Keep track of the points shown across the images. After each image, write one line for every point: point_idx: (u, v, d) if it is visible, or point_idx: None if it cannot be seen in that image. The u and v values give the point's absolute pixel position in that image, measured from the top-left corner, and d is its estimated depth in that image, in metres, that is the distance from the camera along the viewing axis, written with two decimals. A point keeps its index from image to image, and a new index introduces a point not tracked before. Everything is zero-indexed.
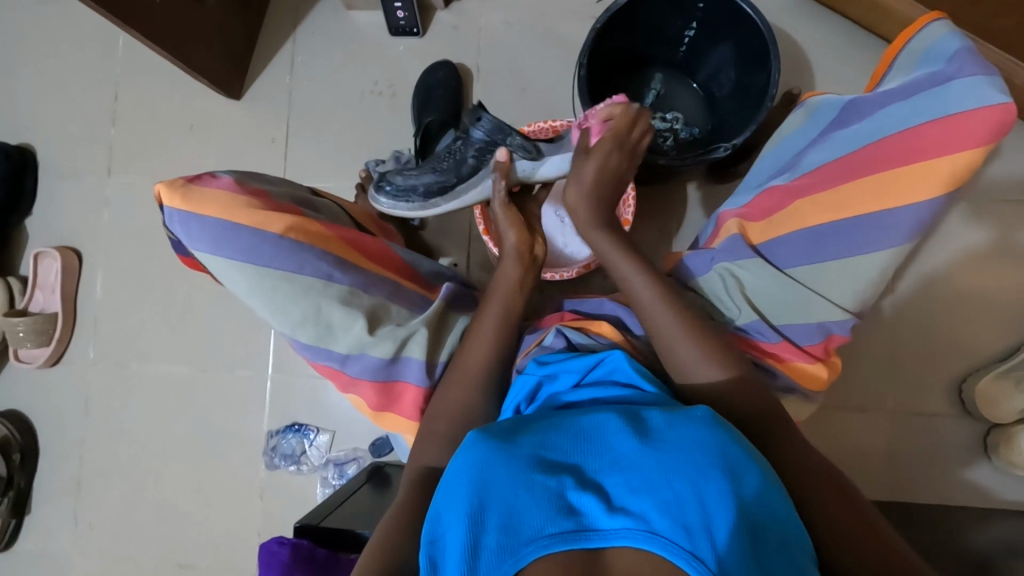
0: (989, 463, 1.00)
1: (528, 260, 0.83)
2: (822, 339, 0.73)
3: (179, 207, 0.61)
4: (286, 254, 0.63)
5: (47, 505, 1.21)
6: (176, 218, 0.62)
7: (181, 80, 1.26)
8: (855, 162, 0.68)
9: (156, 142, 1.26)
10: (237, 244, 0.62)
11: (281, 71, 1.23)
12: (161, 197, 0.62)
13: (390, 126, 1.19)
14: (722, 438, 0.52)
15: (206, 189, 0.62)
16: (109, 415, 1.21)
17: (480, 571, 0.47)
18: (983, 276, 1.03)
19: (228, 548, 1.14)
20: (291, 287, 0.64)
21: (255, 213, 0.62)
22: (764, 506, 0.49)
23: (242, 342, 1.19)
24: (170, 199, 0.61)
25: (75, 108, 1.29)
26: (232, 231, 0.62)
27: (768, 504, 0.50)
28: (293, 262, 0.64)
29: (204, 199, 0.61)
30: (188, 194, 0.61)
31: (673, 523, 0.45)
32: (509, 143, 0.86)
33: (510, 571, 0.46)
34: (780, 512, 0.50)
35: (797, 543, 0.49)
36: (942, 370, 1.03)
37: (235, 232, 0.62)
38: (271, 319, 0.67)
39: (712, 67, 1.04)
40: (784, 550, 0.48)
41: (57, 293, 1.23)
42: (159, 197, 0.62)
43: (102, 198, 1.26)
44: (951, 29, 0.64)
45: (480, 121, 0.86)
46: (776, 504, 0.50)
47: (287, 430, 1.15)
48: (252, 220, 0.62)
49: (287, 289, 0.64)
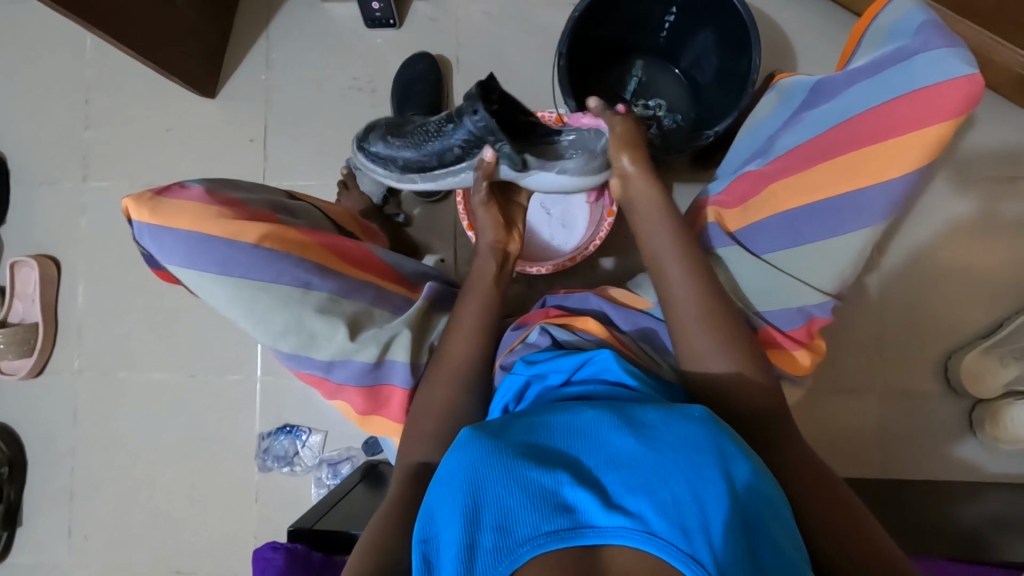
0: (974, 438, 1.02)
1: (501, 260, 0.83)
2: (804, 323, 0.73)
3: (149, 221, 0.59)
4: (262, 263, 0.62)
5: (39, 517, 1.20)
6: (147, 232, 0.60)
7: (153, 80, 1.23)
8: (827, 142, 0.67)
9: (132, 144, 1.23)
10: (211, 256, 0.61)
11: (257, 67, 1.20)
12: (129, 212, 0.60)
13: (370, 121, 1.17)
14: (719, 437, 0.52)
15: (176, 201, 0.60)
16: (97, 423, 1.20)
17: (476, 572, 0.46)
18: (967, 254, 1.04)
19: (226, 552, 1.14)
20: (269, 298, 0.63)
21: (228, 224, 0.61)
22: (757, 504, 0.50)
23: (229, 345, 1.18)
24: (139, 213, 0.59)
25: (46, 111, 1.26)
26: (205, 243, 0.60)
27: (758, 500, 0.50)
28: (270, 271, 0.63)
29: (174, 212, 0.60)
30: (157, 208, 0.59)
31: (672, 524, 0.45)
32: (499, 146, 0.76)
33: (506, 572, 0.45)
34: (773, 514, 0.51)
35: (789, 543, 0.50)
36: (927, 350, 1.04)
37: (208, 244, 0.60)
38: (252, 330, 0.66)
39: (694, 52, 1.03)
40: (776, 548, 0.48)
41: (37, 301, 1.20)
42: (127, 213, 0.60)
43: (78, 203, 1.23)
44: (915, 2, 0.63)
45: (474, 113, 0.74)
46: (769, 506, 0.51)
47: (280, 431, 1.14)
48: (224, 231, 0.60)
49: (265, 298, 0.63)
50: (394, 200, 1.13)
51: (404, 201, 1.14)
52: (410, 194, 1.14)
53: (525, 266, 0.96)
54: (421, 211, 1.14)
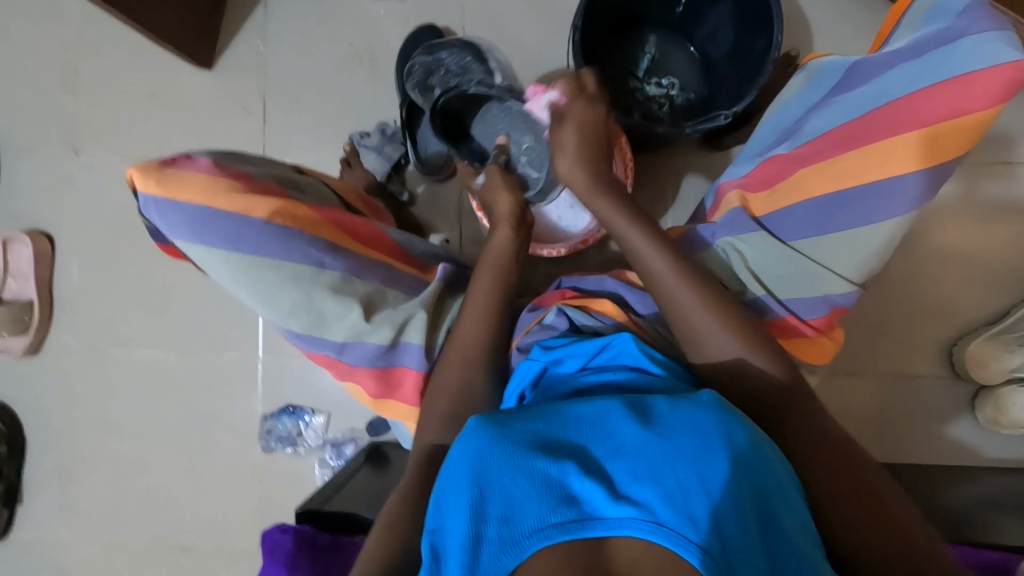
0: (976, 423, 1.03)
1: (519, 224, 0.80)
2: (826, 312, 0.73)
3: (155, 194, 0.57)
4: (272, 241, 0.60)
5: (39, 495, 1.19)
6: (153, 205, 0.58)
7: (146, 50, 1.18)
8: (860, 129, 0.66)
9: (125, 117, 1.18)
10: (219, 232, 0.59)
11: (254, 38, 1.16)
12: (134, 182, 0.57)
13: (373, 96, 1.13)
14: (727, 420, 0.51)
15: (184, 172, 0.58)
16: (96, 403, 1.18)
17: (481, 567, 0.46)
18: (980, 240, 1.03)
19: (229, 532, 1.14)
20: (280, 276, 0.61)
21: (238, 198, 0.58)
22: (766, 489, 0.49)
23: (229, 325, 1.16)
24: (145, 185, 0.57)
25: (33, 81, 1.21)
26: (214, 218, 0.58)
27: (768, 490, 0.50)
28: (281, 249, 0.61)
29: (181, 185, 0.57)
30: (164, 178, 0.57)
31: (679, 515, 0.45)
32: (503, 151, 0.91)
33: (511, 564, 0.45)
34: (786, 496, 0.51)
35: (801, 532, 0.49)
36: (934, 335, 1.04)
37: (217, 219, 0.58)
38: (262, 309, 0.64)
39: (710, 28, 0.99)
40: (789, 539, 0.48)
41: (30, 279, 1.18)
42: (132, 183, 0.57)
43: (71, 178, 1.20)
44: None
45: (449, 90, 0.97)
46: (780, 487, 0.51)
47: (282, 412, 1.13)
48: (234, 205, 0.58)
49: (276, 277, 0.61)
50: (398, 178, 1.11)
51: (409, 179, 1.12)
52: (414, 172, 1.11)
53: (535, 248, 0.93)
54: (426, 190, 1.12)
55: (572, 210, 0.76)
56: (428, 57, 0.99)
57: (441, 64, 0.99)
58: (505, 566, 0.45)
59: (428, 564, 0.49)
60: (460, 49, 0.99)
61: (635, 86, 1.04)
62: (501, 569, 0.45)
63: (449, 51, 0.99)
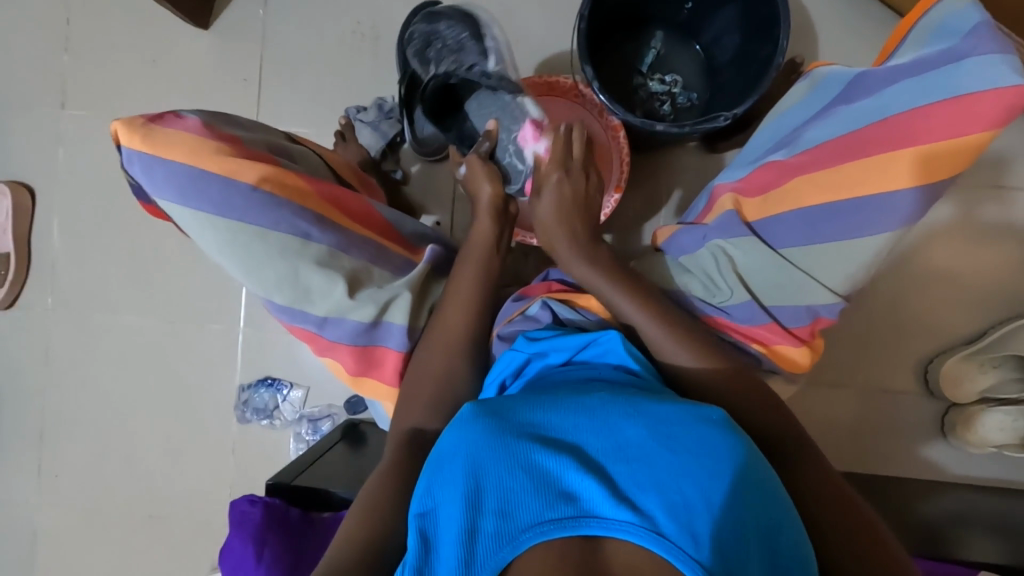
0: (945, 440, 1.05)
1: (501, 216, 0.81)
2: (809, 322, 0.74)
3: (141, 150, 0.55)
4: (259, 208, 0.59)
5: (7, 454, 1.17)
6: (138, 161, 0.56)
7: (140, 5, 1.15)
8: (858, 141, 0.65)
9: (115, 71, 1.15)
10: (204, 195, 0.57)
11: (254, 1, 1.13)
12: (119, 136, 0.55)
13: (372, 71, 1.11)
14: (729, 435, 0.51)
15: (171, 131, 0.56)
16: (70, 363, 1.17)
17: (475, 558, 0.44)
18: (963, 261, 1.04)
19: (201, 501, 1.13)
20: (265, 245, 0.60)
21: (227, 161, 0.57)
22: (768, 514, 0.48)
23: (211, 293, 1.14)
24: (130, 140, 0.55)
25: (20, 28, 1.17)
26: (200, 180, 0.56)
27: (768, 510, 0.48)
28: (268, 217, 0.59)
29: (168, 142, 0.55)
30: (150, 134, 0.55)
31: (680, 526, 0.44)
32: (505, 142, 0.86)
33: (507, 558, 0.44)
34: (785, 518, 0.49)
35: (797, 555, 0.48)
36: (912, 351, 1.06)
37: (202, 181, 0.56)
38: (245, 277, 0.63)
39: (716, 30, 0.98)
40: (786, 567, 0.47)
41: (8, 232, 1.15)
42: (116, 136, 0.56)
43: (55, 131, 1.16)
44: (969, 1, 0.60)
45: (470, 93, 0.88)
46: (779, 510, 0.50)
47: (260, 384, 1.12)
48: (222, 169, 0.57)
49: (262, 245, 0.60)
50: (393, 157, 1.10)
51: (404, 159, 1.10)
52: (410, 151, 1.10)
53: (525, 237, 0.92)
54: (421, 170, 1.10)
55: (556, 221, 0.76)
56: (426, 26, 0.93)
57: (439, 35, 0.93)
58: (500, 561, 0.44)
59: (418, 550, 0.48)
60: (457, 21, 0.93)
61: (638, 82, 1.03)
62: (495, 563, 0.44)
63: (448, 21, 0.93)
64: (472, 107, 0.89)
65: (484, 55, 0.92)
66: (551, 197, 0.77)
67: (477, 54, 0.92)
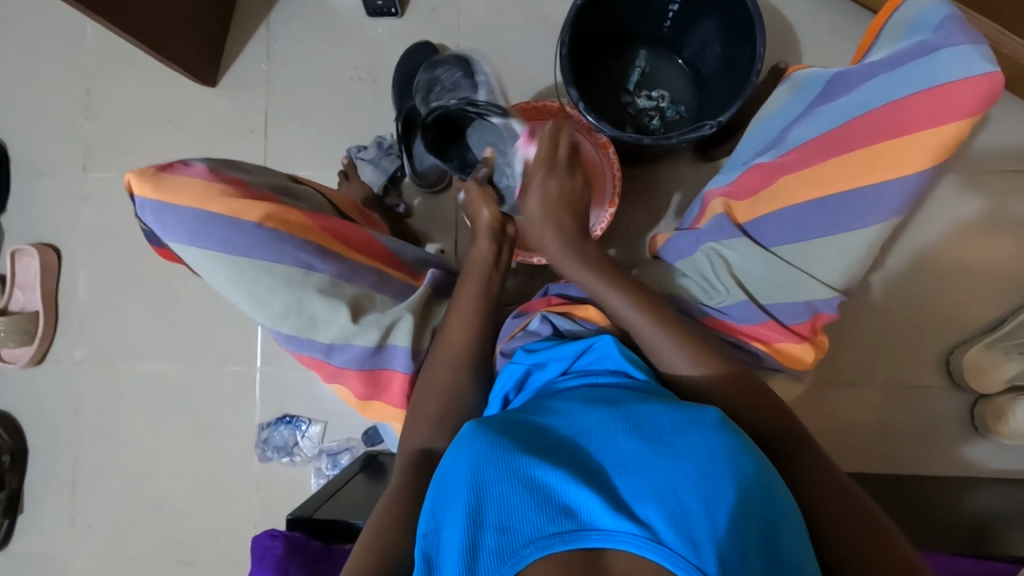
0: (976, 435, 1.01)
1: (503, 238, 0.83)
2: (809, 318, 0.73)
3: (151, 197, 0.59)
4: (263, 244, 0.62)
5: (40, 503, 1.20)
6: (149, 208, 0.60)
7: (154, 69, 1.22)
8: (841, 137, 0.67)
9: (133, 132, 1.22)
10: (212, 234, 0.60)
11: (259, 56, 1.20)
12: (132, 187, 0.60)
13: (371, 111, 1.16)
14: (725, 436, 0.51)
15: (180, 177, 0.60)
16: (98, 413, 1.20)
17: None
18: (973, 250, 1.03)
19: (226, 542, 1.14)
20: (269, 278, 0.63)
21: (230, 202, 0.60)
22: (769, 517, 0.48)
23: (230, 335, 1.17)
24: (142, 189, 0.59)
25: (46, 99, 1.25)
26: (206, 221, 0.60)
27: (771, 513, 0.48)
28: (272, 252, 0.62)
29: (176, 189, 0.59)
30: (160, 182, 0.59)
31: (680, 535, 0.44)
32: (505, 162, 0.88)
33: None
34: (787, 520, 0.49)
35: (800, 554, 0.48)
36: (930, 344, 1.04)
37: (209, 222, 0.60)
38: (252, 310, 0.66)
39: (697, 43, 1.01)
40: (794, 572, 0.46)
41: (38, 290, 1.20)
42: (130, 187, 0.60)
43: (79, 191, 1.23)
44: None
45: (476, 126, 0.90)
46: (781, 511, 0.49)
47: (280, 422, 1.14)
48: (226, 209, 0.60)
49: (267, 279, 0.63)
50: (395, 190, 1.13)
51: (406, 191, 1.14)
52: (410, 183, 1.13)
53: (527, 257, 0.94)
54: (422, 201, 1.14)
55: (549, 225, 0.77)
56: (427, 74, 1.01)
57: (438, 80, 1.01)
58: None
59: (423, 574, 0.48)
60: (454, 65, 1.00)
61: (626, 100, 1.06)
62: None
63: (444, 66, 1.01)
64: (475, 138, 0.91)
65: (475, 88, 0.99)
66: (542, 213, 0.78)
67: (471, 90, 0.99)
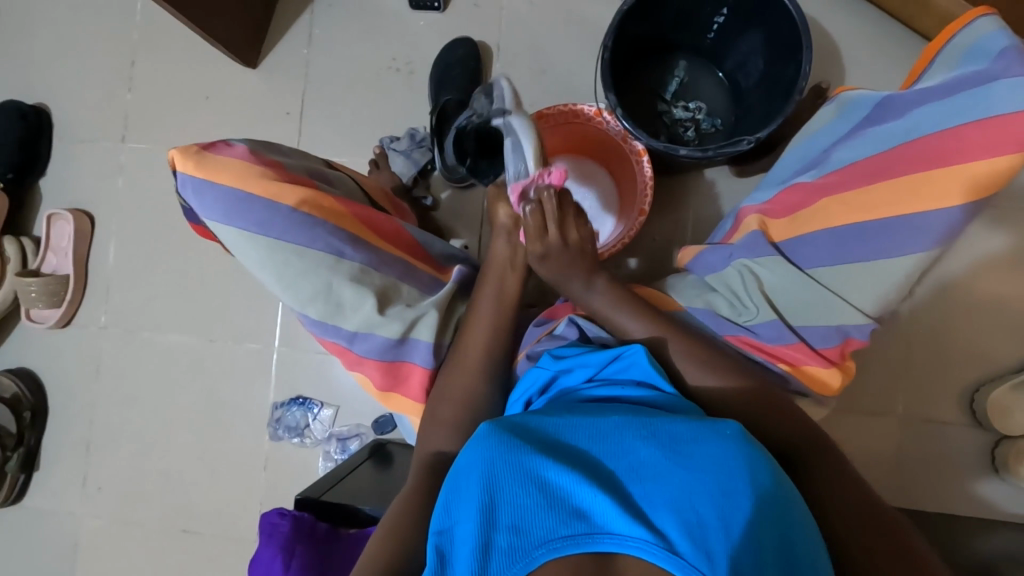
0: (997, 476, 0.99)
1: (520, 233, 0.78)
2: (839, 342, 0.72)
3: (193, 174, 0.60)
4: (297, 227, 0.63)
5: (55, 463, 1.23)
6: (190, 185, 0.61)
7: (197, 47, 1.25)
8: (888, 161, 0.66)
9: (172, 107, 1.25)
10: (249, 215, 0.61)
11: (299, 41, 1.21)
12: (174, 163, 0.61)
13: (405, 103, 1.17)
14: (746, 450, 0.51)
15: (221, 157, 0.61)
16: (117, 379, 1.23)
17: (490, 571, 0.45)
18: (1007, 286, 1.00)
19: (232, 517, 1.16)
20: (301, 262, 0.64)
21: (270, 184, 0.61)
22: (788, 534, 0.47)
23: (250, 313, 1.19)
24: (184, 165, 0.60)
25: (90, 69, 1.28)
26: (245, 201, 0.61)
27: (789, 530, 0.48)
28: (306, 236, 0.63)
29: (218, 168, 0.60)
30: (202, 160, 0.60)
31: (694, 546, 0.44)
32: None
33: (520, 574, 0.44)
34: (806, 537, 0.48)
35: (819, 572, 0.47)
36: (955, 379, 1.01)
37: (248, 203, 0.61)
38: (281, 293, 0.67)
39: (739, 56, 1.00)
40: None
41: (69, 255, 1.23)
42: (172, 163, 0.61)
43: (116, 162, 1.26)
44: (999, 25, 0.60)
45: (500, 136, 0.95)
46: (800, 528, 0.48)
47: (292, 403, 1.15)
48: (265, 191, 0.61)
49: (299, 262, 0.64)
50: (424, 183, 1.14)
51: (434, 185, 1.15)
52: (439, 177, 1.14)
53: None
54: (450, 196, 1.14)
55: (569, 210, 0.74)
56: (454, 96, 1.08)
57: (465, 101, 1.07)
58: None
59: (434, 568, 0.48)
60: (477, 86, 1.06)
61: (662, 109, 1.06)
62: None
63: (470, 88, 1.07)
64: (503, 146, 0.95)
65: None
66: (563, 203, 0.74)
67: None
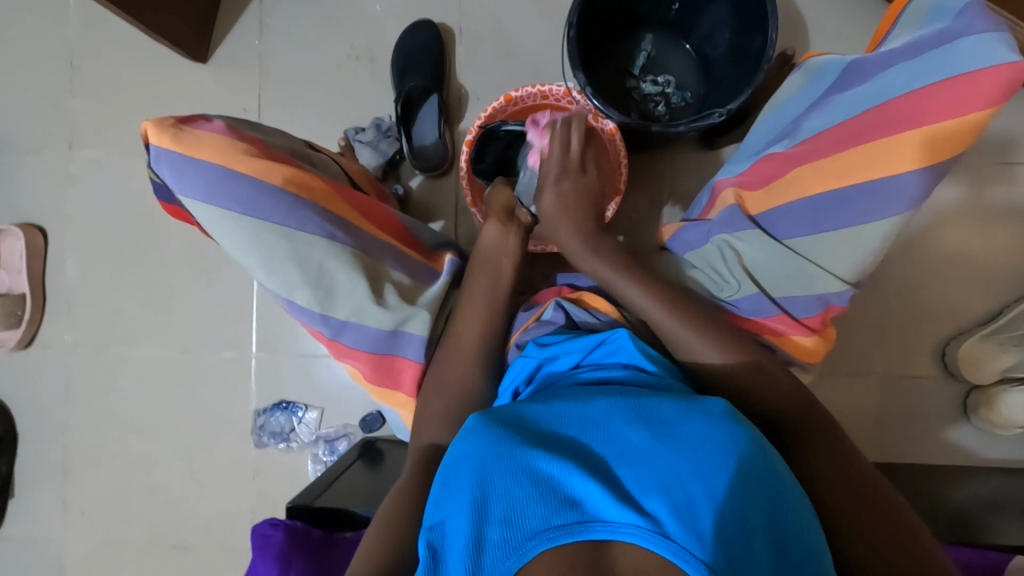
0: (969, 423, 1.03)
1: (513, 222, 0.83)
2: (820, 311, 0.73)
3: (170, 148, 0.58)
4: (285, 208, 0.61)
5: (33, 489, 1.19)
6: (166, 160, 0.58)
7: (142, 45, 1.18)
8: (858, 126, 0.66)
9: (120, 110, 1.18)
10: (233, 194, 0.59)
11: (251, 32, 1.15)
12: (149, 136, 0.58)
13: (369, 93, 1.13)
14: (734, 429, 0.51)
15: (200, 132, 0.59)
16: (88, 397, 1.18)
17: (483, 569, 0.44)
18: (973, 241, 1.03)
19: (223, 527, 1.14)
20: (291, 244, 0.63)
21: (255, 162, 0.60)
22: (776, 508, 0.48)
23: (223, 320, 1.15)
24: (160, 139, 0.58)
25: (26, 73, 1.20)
26: (229, 178, 0.59)
27: (775, 505, 0.48)
28: (294, 219, 0.62)
29: (199, 142, 0.58)
30: (181, 135, 0.58)
31: (686, 528, 0.43)
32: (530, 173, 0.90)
33: (514, 567, 0.43)
34: (792, 509, 0.49)
35: (806, 545, 0.48)
36: (928, 335, 1.04)
37: (231, 179, 0.59)
38: (267, 277, 0.65)
39: (706, 27, 0.99)
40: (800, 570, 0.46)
41: (23, 273, 1.16)
42: (146, 136, 0.58)
43: (65, 171, 1.19)
44: None
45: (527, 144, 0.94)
46: (787, 501, 0.49)
47: (276, 408, 1.13)
48: (251, 169, 0.60)
49: (288, 244, 0.62)
50: (394, 174, 1.11)
51: (404, 174, 1.12)
52: (410, 168, 1.11)
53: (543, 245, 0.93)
54: (422, 186, 1.11)
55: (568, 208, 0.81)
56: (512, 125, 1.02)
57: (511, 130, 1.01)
58: (507, 569, 0.43)
59: (428, 563, 0.48)
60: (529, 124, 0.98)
61: (631, 85, 1.04)
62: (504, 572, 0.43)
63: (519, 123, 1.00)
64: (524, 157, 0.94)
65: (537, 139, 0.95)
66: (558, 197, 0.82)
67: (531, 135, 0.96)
